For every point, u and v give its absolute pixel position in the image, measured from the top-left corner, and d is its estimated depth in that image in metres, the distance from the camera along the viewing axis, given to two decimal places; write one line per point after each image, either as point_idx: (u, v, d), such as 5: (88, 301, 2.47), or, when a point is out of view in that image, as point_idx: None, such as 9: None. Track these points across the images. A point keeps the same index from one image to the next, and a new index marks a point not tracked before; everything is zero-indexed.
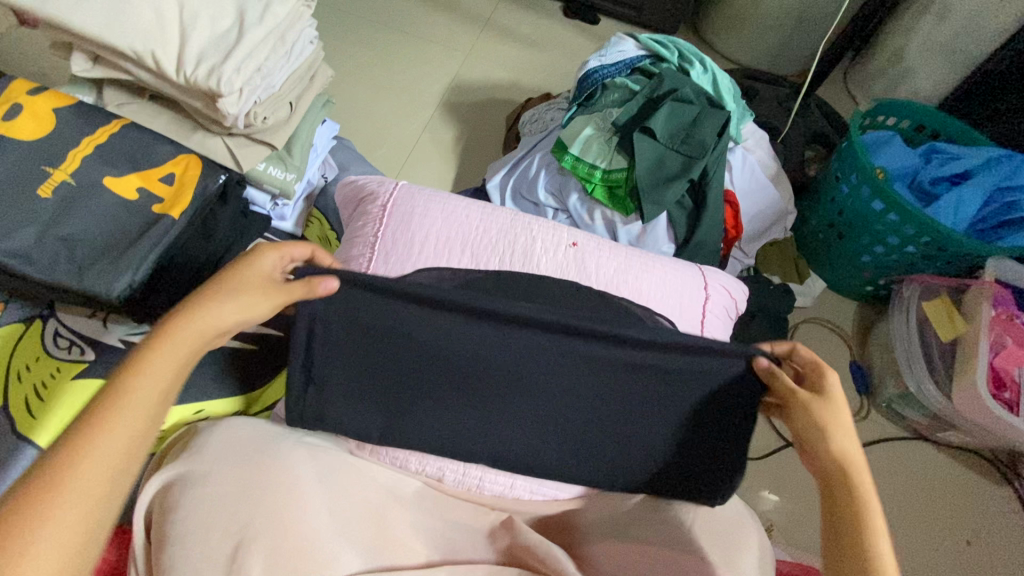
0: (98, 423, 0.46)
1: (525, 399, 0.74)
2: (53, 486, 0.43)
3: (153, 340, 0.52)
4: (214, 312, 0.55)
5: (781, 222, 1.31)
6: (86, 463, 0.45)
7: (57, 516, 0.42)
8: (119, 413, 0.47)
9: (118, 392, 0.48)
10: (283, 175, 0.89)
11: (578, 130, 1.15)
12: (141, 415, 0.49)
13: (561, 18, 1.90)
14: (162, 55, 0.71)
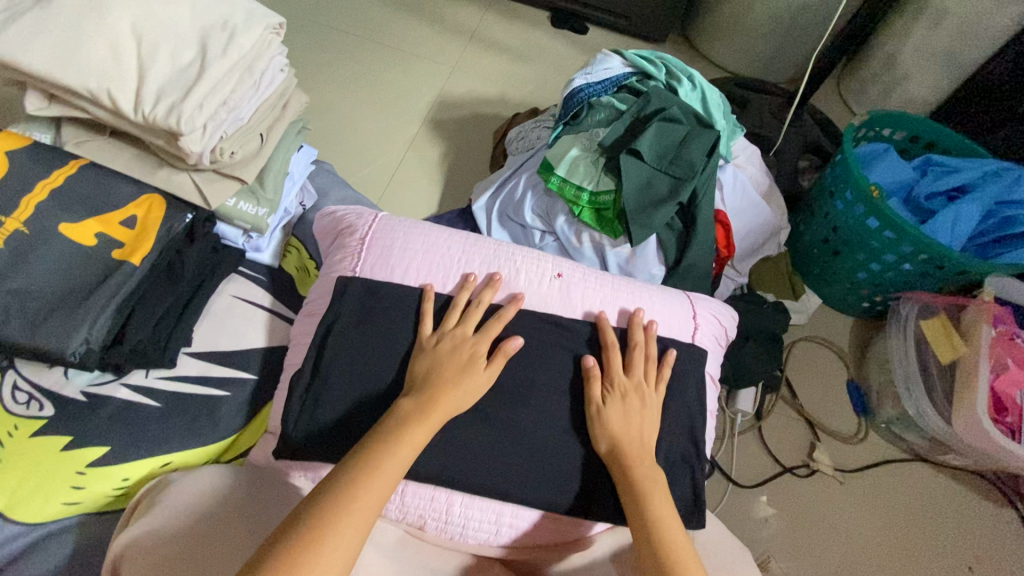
0: (373, 469, 0.61)
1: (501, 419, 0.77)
2: (354, 502, 0.58)
3: (425, 405, 0.68)
4: (455, 387, 0.71)
5: (774, 240, 1.28)
6: (366, 502, 0.59)
7: (343, 526, 0.56)
8: (380, 468, 0.61)
9: (396, 441, 0.64)
10: (255, 210, 0.85)
11: (565, 151, 1.12)
12: (399, 470, 0.63)
13: (549, 28, 1.87)
14: (119, 93, 0.68)
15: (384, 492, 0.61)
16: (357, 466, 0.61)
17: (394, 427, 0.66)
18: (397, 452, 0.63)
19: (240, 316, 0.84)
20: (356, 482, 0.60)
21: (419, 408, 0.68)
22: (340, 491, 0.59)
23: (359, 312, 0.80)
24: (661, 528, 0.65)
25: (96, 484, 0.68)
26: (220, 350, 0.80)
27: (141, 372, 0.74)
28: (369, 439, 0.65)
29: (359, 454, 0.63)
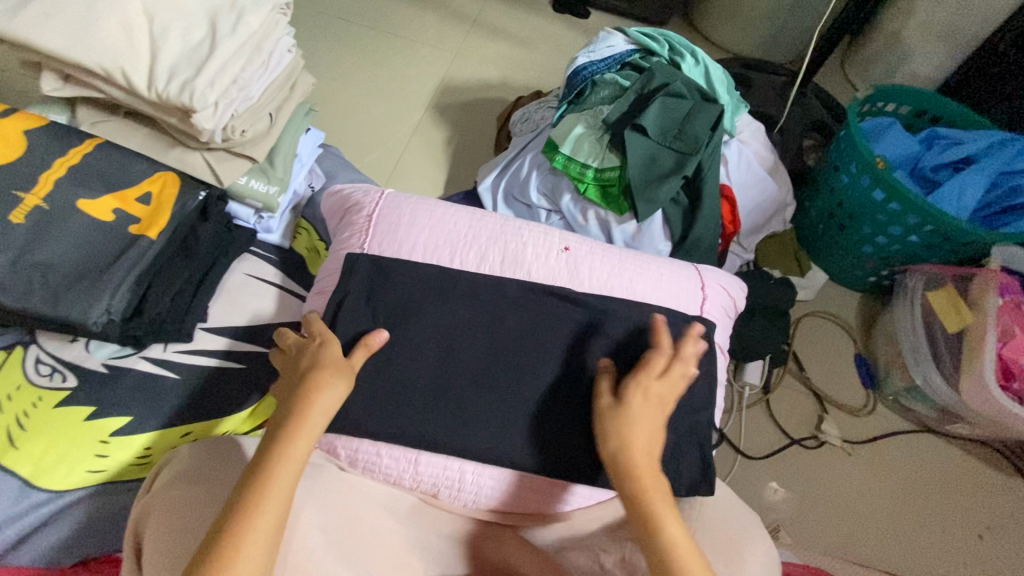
0: (251, 511, 0.54)
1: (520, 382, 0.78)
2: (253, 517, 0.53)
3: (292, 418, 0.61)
4: (321, 394, 0.64)
5: (780, 216, 1.28)
6: (251, 545, 0.52)
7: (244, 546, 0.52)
8: (259, 505, 0.54)
9: (276, 454, 0.58)
10: (266, 188, 0.86)
11: (569, 129, 1.13)
12: (286, 495, 0.56)
13: (550, 12, 1.87)
14: (132, 71, 0.69)
15: (275, 522, 0.55)
16: (235, 507, 0.54)
17: (289, 428, 0.60)
18: (277, 479, 0.57)
19: (251, 291, 0.86)
20: (235, 526, 0.53)
21: (280, 433, 0.60)
22: (223, 541, 0.52)
23: (370, 287, 0.82)
24: (654, 508, 0.60)
25: (119, 453, 0.70)
26: (235, 325, 0.82)
27: (160, 346, 0.76)
28: (248, 470, 0.58)
29: (241, 491, 0.56)
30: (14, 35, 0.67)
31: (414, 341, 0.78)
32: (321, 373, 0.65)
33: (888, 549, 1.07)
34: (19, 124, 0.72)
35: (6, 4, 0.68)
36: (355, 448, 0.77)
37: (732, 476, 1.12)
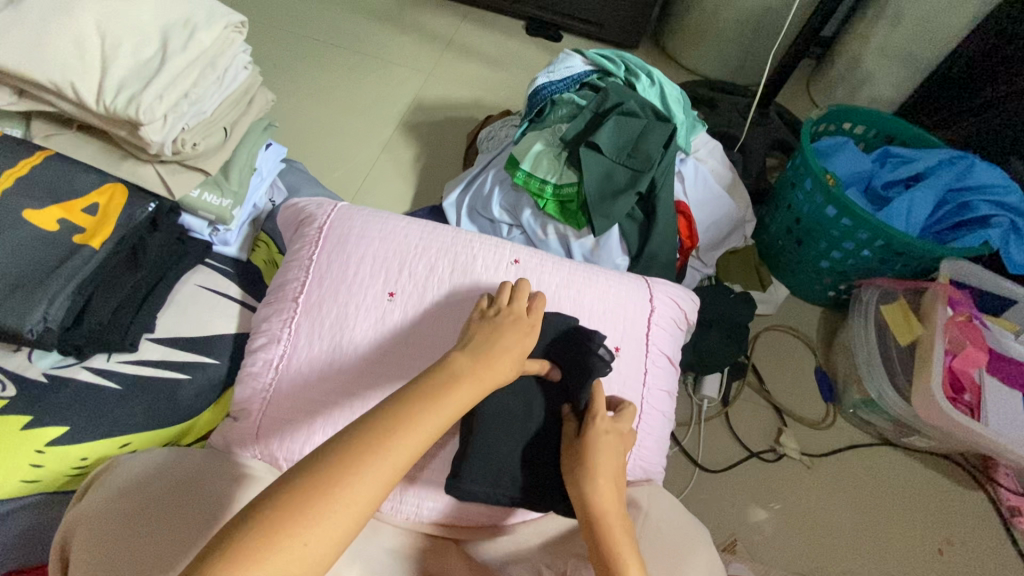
0: (350, 480, 0.44)
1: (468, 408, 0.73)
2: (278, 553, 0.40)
3: (405, 409, 0.50)
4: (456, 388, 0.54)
5: (738, 231, 1.31)
6: (314, 539, 0.42)
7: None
8: (305, 524, 0.42)
9: (339, 478, 0.44)
10: (219, 202, 0.88)
11: (528, 147, 1.16)
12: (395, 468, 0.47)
13: (524, 36, 1.94)
14: (82, 84, 0.71)
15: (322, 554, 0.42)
16: (312, 480, 0.44)
17: (397, 417, 0.49)
18: (332, 505, 0.43)
19: (201, 302, 0.87)
20: (321, 498, 0.43)
21: (423, 393, 0.52)
22: (299, 500, 0.43)
23: (318, 298, 0.84)
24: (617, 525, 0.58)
25: (51, 465, 0.70)
26: (182, 336, 0.82)
27: (104, 356, 0.77)
28: (384, 416, 0.48)
29: (316, 462, 0.45)
30: None
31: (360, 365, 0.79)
32: (465, 366, 0.56)
33: (847, 564, 1.07)
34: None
35: None
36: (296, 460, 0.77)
37: (691, 490, 1.11)
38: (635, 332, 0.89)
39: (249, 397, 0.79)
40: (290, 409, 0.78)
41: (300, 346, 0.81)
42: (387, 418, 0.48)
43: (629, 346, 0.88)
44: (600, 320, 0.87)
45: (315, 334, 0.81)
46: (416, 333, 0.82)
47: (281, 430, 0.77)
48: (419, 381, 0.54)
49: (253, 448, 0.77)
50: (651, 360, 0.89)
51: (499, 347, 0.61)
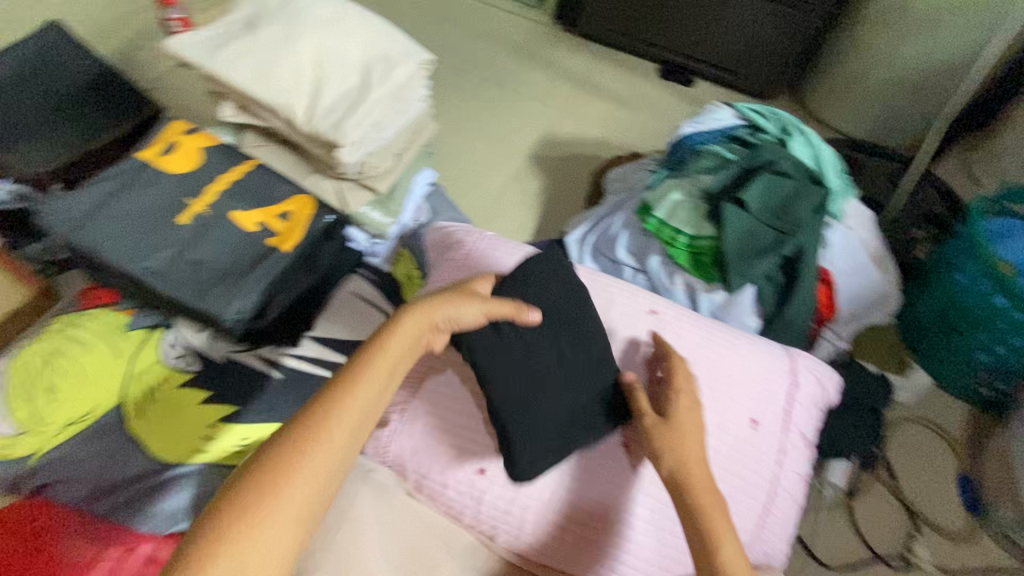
0: (281, 485, 0.48)
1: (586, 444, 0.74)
2: (253, 518, 0.46)
3: (347, 381, 0.56)
4: (387, 351, 0.61)
5: (881, 307, 1.22)
6: (281, 499, 0.48)
7: (256, 537, 0.46)
8: (277, 478, 0.48)
9: (302, 447, 0.51)
10: (383, 220, 0.95)
11: (666, 194, 1.15)
12: (330, 460, 0.51)
13: (655, 79, 1.95)
14: (296, 106, 0.80)
15: (302, 499, 0.49)
16: (248, 492, 0.48)
17: (339, 388, 0.55)
18: (301, 464, 0.50)
19: (352, 307, 0.93)
20: (264, 503, 0.47)
21: (369, 362, 0.59)
22: (240, 512, 0.46)
23: (460, 321, 0.87)
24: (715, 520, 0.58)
25: (220, 440, 0.77)
26: (333, 336, 0.88)
27: (271, 347, 0.84)
28: (306, 427, 0.52)
29: (260, 454, 0.50)
30: (212, 69, 0.79)
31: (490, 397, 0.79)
32: (394, 333, 0.63)
33: None
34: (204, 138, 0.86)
35: (212, 45, 0.82)
36: (423, 476, 0.80)
37: None
38: (773, 407, 0.85)
39: (388, 406, 0.83)
40: (424, 425, 0.81)
41: (438, 367, 0.84)
42: (309, 431, 0.52)
43: (768, 422, 0.84)
44: (739, 388, 0.84)
45: (453, 355, 0.84)
46: None
47: (414, 444, 0.81)
48: (357, 355, 0.60)
49: (386, 456, 0.81)
50: (787, 439, 0.85)
51: (437, 304, 0.68)
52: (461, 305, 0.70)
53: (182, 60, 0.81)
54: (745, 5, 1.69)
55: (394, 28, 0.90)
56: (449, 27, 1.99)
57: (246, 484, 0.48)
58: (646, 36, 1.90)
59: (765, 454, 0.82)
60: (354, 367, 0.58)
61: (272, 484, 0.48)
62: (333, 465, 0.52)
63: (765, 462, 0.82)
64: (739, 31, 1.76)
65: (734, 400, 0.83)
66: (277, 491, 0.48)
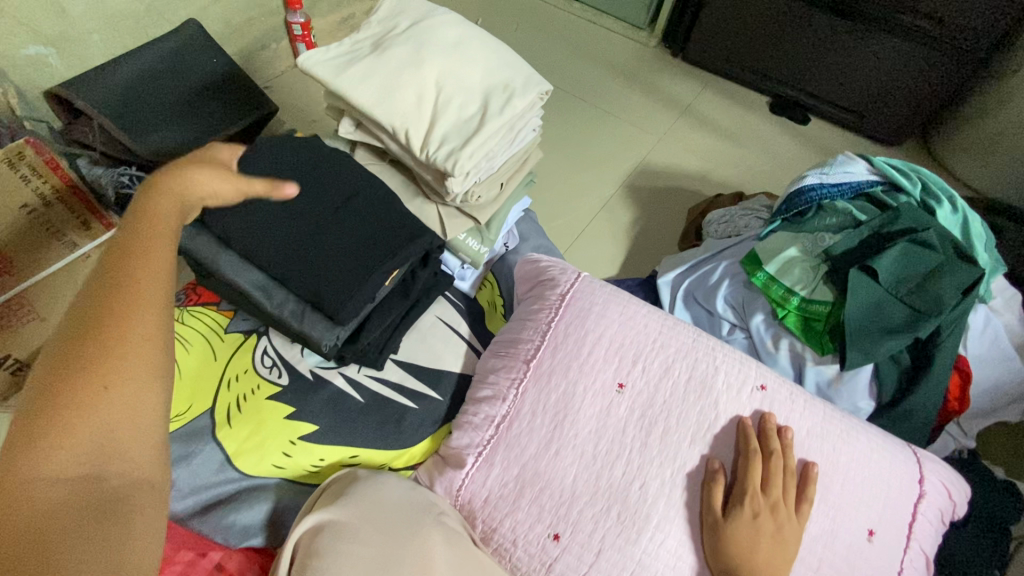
0: (114, 358, 0.39)
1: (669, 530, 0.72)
2: (68, 407, 0.37)
3: (114, 252, 0.43)
4: (162, 214, 0.47)
5: (1019, 404, 1.05)
6: (115, 371, 0.39)
7: (95, 421, 0.38)
8: (102, 355, 0.39)
9: (98, 327, 0.39)
10: (478, 247, 0.94)
11: (780, 249, 1.05)
12: (164, 328, 0.42)
13: (767, 113, 1.82)
14: (414, 132, 0.79)
15: (139, 378, 0.40)
16: (61, 371, 0.38)
17: (111, 264, 0.42)
18: (114, 345, 0.39)
19: (438, 333, 0.92)
20: (97, 362, 0.39)
21: (122, 244, 0.43)
22: (73, 385, 0.38)
23: (549, 368, 0.83)
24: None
25: (298, 457, 0.77)
26: (417, 362, 0.87)
27: (355, 366, 0.84)
28: (106, 292, 0.41)
29: (54, 349, 0.39)
30: (337, 88, 0.80)
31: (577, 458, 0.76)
32: (157, 196, 0.48)
33: None
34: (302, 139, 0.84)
35: (340, 62, 0.82)
36: (494, 527, 0.76)
37: None
38: (895, 521, 0.74)
39: (465, 446, 0.80)
40: (501, 474, 0.77)
41: (521, 412, 0.80)
42: (112, 292, 0.41)
43: (886, 537, 0.74)
44: (855, 493, 0.74)
45: (539, 403, 0.80)
46: (640, 437, 0.76)
47: (489, 492, 0.77)
48: (111, 246, 0.43)
49: (459, 497, 0.78)
50: (906, 557, 0.74)
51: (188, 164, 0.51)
52: (210, 173, 0.51)
53: (311, 76, 0.83)
54: (881, 43, 1.54)
55: (518, 55, 0.88)
56: (555, 45, 1.96)
57: (58, 376, 0.38)
58: (759, 68, 1.78)
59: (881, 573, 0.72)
60: (136, 231, 0.45)
61: (90, 365, 0.38)
62: (153, 333, 0.41)
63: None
64: (869, 70, 1.61)
65: (848, 507, 0.74)
66: (98, 374, 0.38)
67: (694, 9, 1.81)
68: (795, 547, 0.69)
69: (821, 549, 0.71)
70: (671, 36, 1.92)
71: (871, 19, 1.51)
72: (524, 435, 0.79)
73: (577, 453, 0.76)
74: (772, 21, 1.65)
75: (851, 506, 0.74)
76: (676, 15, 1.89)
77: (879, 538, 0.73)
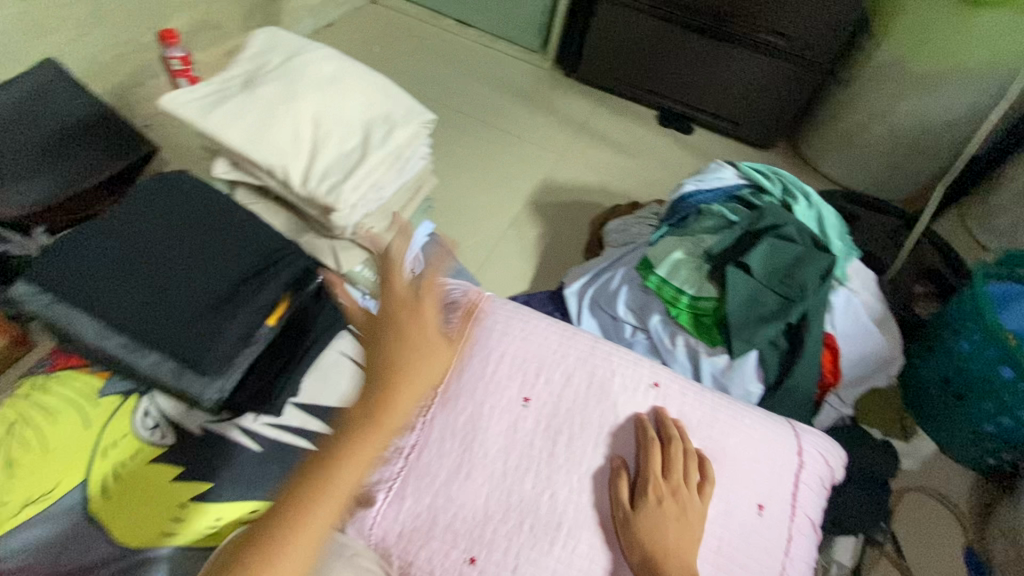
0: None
1: (579, 538, 0.74)
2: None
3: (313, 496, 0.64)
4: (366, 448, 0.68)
5: (886, 369, 1.18)
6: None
7: None
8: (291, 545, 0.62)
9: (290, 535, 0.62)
10: (376, 277, 0.92)
11: (668, 252, 1.13)
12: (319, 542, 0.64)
13: (655, 126, 1.95)
14: (292, 169, 0.77)
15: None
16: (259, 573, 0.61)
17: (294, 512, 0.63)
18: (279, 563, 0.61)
19: (338, 367, 0.88)
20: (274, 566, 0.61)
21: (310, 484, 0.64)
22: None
23: (453, 391, 0.84)
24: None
25: (190, 520, 0.72)
26: (318, 403, 0.84)
27: (251, 416, 0.79)
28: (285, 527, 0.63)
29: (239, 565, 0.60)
30: (206, 128, 0.77)
31: (488, 479, 0.78)
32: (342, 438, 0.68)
33: None
34: (159, 191, 0.79)
35: (207, 102, 0.80)
36: (410, 562, 0.74)
37: None
38: (780, 492, 0.81)
39: (374, 482, 0.79)
40: (412, 506, 0.76)
41: (430, 438, 0.81)
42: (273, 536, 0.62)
43: (775, 509, 0.80)
44: (745, 473, 0.80)
45: (446, 426, 0.81)
46: (547, 448, 0.79)
47: (402, 527, 0.75)
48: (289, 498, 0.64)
49: (371, 537, 0.76)
50: (795, 526, 0.81)
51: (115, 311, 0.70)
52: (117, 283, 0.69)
53: (176, 117, 0.79)
54: (743, 57, 1.71)
55: (397, 86, 0.89)
56: (452, 69, 2.00)
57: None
58: (643, 84, 1.92)
59: (774, 548, 0.78)
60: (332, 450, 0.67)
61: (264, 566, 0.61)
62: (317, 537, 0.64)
63: (773, 553, 0.78)
64: (737, 83, 1.78)
65: (739, 484, 0.80)
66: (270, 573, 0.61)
67: (579, 32, 1.92)
68: (701, 529, 0.73)
69: (721, 532, 0.77)
70: (561, 57, 2.03)
71: (729, 38, 1.68)
72: (432, 460, 0.79)
73: (487, 473, 0.78)
74: (648, 41, 1.79)
75: (743, 485, 0.80)
76: (564, 37, 2.00)
77: (765, 511, 0.80)
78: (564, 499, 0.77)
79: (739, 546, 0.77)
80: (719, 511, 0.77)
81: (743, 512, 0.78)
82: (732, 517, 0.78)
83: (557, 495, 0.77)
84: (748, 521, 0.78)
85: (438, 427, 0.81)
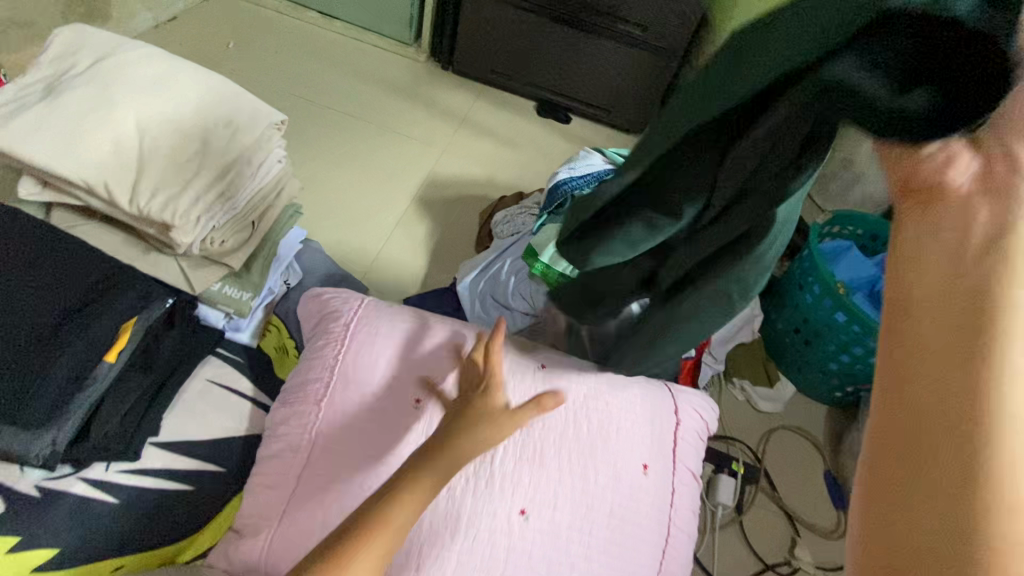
0: None
1: (477, 526, 0.75)
2: None
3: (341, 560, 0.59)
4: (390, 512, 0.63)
5: (748, 326, 1.33)
6: None
7: None
8: None
9: None
10: (240, 295, 0.86)
11: (550, 239, 1.17)
12: None
13: (535, 116, 2.00)
14: (116, 186, 0.69)
15: None
16: None
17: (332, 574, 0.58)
18: None
19: (205, 399, 0.81)
20: None
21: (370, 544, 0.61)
22: None
23: (340, 399, 0.81)
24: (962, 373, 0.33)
25: None
26: (187, 439, 0.77)
27: (102, 466, 0.71)
28: None
29: None
30: None
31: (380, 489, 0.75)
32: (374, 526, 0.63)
33: None
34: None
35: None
36: None
37: None
38: (661, 450, 0.88)
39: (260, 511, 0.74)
40: (303, 527, 0.73)
41: (318, 455, 0.77)
42: None
43: (659, 466, 0.87)
44: (628, 438, 0.86)
45: (334, 440, 0.78)
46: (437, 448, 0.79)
47: (294, 550, 0.72)
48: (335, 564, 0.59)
49: (262, 568, 0.72)
50: (677, 478, 0.89)
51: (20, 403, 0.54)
52: None
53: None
54: (606, 47, 1.80)
55: (239, 88, 0.83)
56: (322, 65, 1.91)
57: None
58: (518, 75, 1.95)
59: (659, 497, 0.85)
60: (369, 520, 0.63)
61: None
62: None
63: (658, 504, 0.85)
64: (603, 72, 1.87)
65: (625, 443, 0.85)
66: None
67: (449, 24, 1.91)
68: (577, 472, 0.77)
69: (613, 497, 0.81)
70: (436, 50, 2.01)
71: (590, 29, 1.75)
72: (317, 476, 0.76)
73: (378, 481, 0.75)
74: (517, 32, 1.83)
75: (630, 446, 0.85)
76: (436, 30, 1.98)
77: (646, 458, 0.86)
78: (462, 492, 0.77)
79: (631, 507, 0.82)
80: (610, 477, 0.82)
81: (629, 473, 0.83)
82: (620, 483, 0.82)
83: (456, 487, 0.77)
84: (635, 483, 0.83)
85: (324, 439, 0.78)
